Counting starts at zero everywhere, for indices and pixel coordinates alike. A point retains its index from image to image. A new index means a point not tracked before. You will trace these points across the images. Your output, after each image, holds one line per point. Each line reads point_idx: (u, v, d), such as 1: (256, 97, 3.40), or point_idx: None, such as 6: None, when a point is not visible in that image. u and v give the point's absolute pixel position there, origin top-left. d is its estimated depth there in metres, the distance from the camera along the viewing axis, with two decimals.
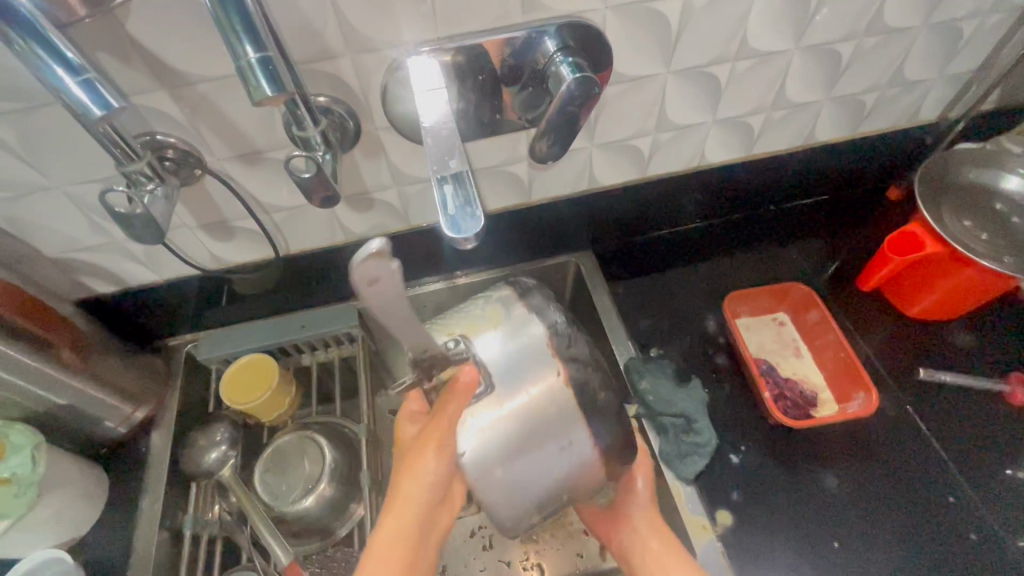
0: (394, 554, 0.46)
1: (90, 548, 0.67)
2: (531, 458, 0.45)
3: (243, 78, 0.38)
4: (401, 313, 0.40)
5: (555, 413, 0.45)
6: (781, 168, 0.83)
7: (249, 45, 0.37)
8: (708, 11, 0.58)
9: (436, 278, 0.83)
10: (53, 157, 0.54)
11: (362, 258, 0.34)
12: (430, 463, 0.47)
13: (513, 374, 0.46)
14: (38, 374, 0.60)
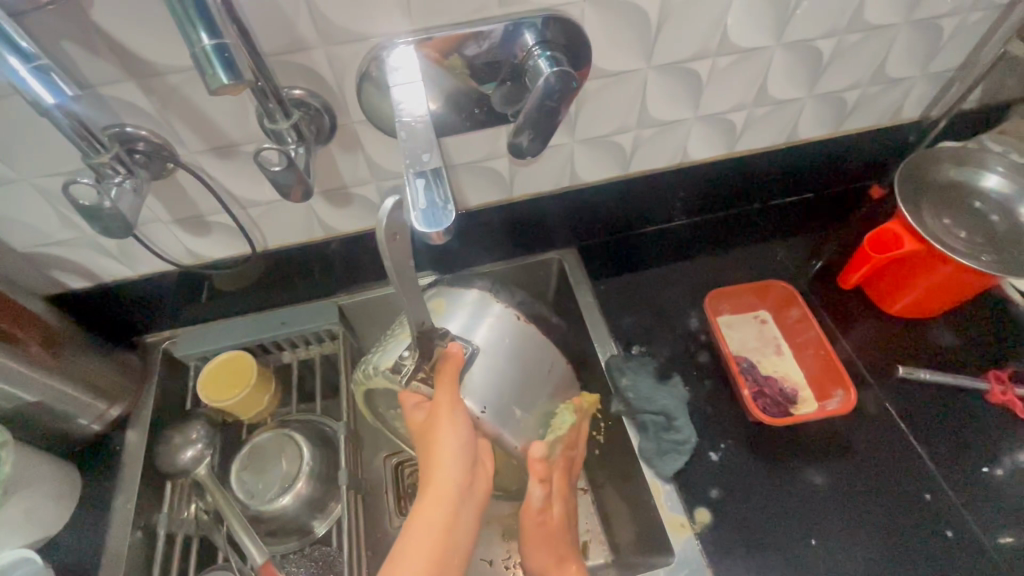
0: (435, 509, 0.49)
1: (61, 548, 0.66)
2: (527, 394, 0.59)
3: (197, 65, 0.37)
4: (408, 283, 0.46)
5: (530, 352, 0.59)
6: (765, 165, 0.83)
7: (203, 32, 0.36)
8: (687, 6, 0.57)
9: (421, 275, 0.82)
10: (20, 150, 0.53)
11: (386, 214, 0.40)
12: (459, 433, 0.51)
13: (489, 336, 0.58)
14: (4, 371, 0.58)
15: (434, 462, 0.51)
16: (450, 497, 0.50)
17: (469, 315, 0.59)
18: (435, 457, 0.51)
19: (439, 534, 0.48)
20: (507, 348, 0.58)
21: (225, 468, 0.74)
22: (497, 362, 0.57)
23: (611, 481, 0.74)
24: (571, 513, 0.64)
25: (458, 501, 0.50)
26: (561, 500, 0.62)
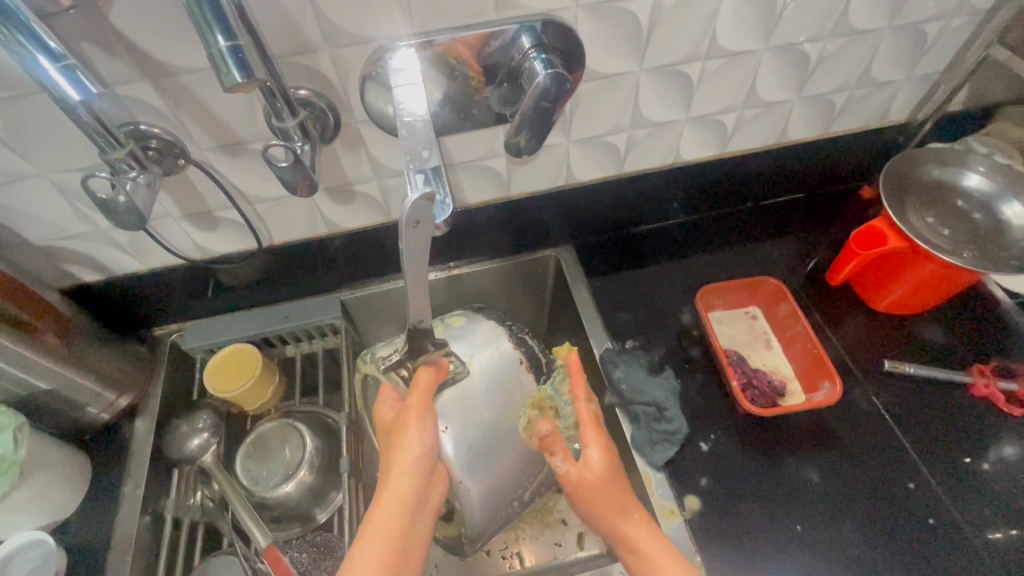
0: (393, 522, 0.50)
1: (72, 531, 0.68)
2: (498, 440, 0.59)
3: (213, 64, 0.40)
4: (418, 269, 0.46)
5: (519, 401, 0.61)
6: (757, 165, 0.85)
7: (220, 34, 0.39)
8: (678, 11, 0.60)
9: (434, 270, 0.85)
10: (39, 146, 0.55)
11: (415, 199, 0.41)
12: (413, 441, 0.53)
13: (487, 369, 0.61)
14: (22, 359, 0.61)
15: (389, 470, 0.52)
16: (405, 502, 0.51)
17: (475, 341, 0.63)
18: (391, 464, 0.52)
19: (395, 545, 0.49)
20: (494, 380, 0.61)
21: (230, 456, 0.77)
22: (479, 386, 0.60)
23: None
24: (619, 480, 0.57)
25: (414, 509, 0.51)
26: (606, 481, 0.57)
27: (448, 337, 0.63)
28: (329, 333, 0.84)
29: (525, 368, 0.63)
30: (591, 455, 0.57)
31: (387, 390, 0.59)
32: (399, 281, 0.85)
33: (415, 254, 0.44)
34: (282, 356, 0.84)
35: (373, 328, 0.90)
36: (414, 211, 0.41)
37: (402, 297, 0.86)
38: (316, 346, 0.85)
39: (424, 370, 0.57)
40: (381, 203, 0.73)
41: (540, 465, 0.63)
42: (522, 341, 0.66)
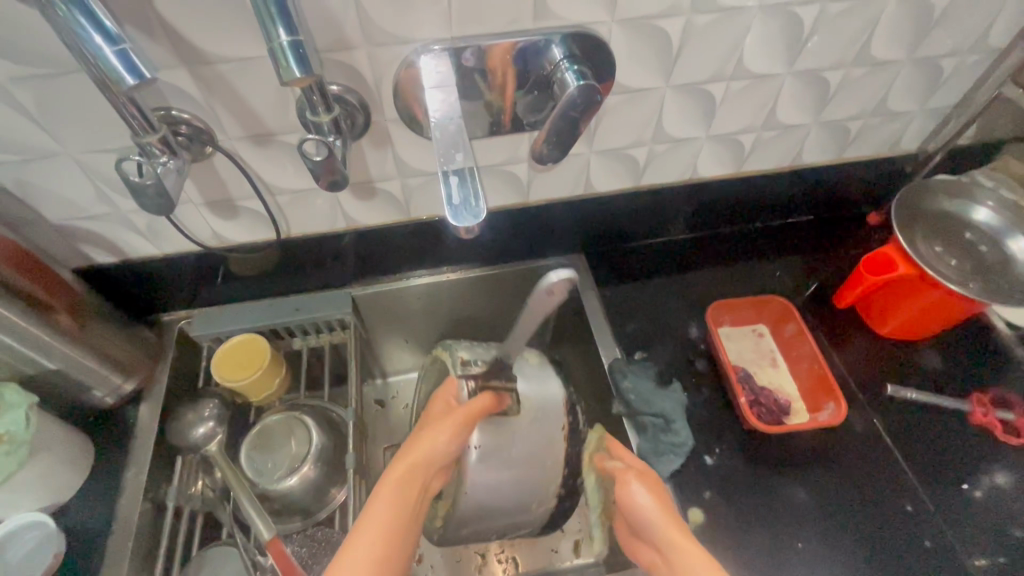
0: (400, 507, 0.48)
1: (70, 515, 0.67)
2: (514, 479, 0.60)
3: (271, 57, 0.40)
4: (533, 315, 0.54)
5: (549, 461, 0.62)
6: (770, 185, 0.86)
7: (282, 28, 0.39)
8: (708, 32, 0.61)
9: (424, 274, 0.87)
10: (68, 124, 0.55)
11: (558, 277, 0.48)
12: (441, 437, 0.53)
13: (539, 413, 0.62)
14: (34, 338, 0.61)
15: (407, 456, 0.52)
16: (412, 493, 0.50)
17: (539, 382, 0.64)
18: (408, 452, 0.52)
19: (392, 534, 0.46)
20: (537, 430, 0.61)
21: (233, 446, 0.76)
22: (523, 429, 0.61)
23: None
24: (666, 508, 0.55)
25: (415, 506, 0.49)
26: (661, 514, 0.53)
27: (523, 371, 0.64)
28: (337, 327, 0.84)
29: (563, 435, 0.63)
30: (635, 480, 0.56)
31: (452, 385, 0.60)
32: (410, 279, 0.86)
33: (532, 304, 0.52)
34: (289, 348, 0.85)
35: (380, 325, 0.90)
36: (550, 284, 0.49)
37: (406, 298, 0.87)
38: (323, 340, 0.85)
39: (486, 396, 0.57)
40: (401, 201, 0.74)
41: (524, 521, 0.64)
42: (574, 413, 0.65)
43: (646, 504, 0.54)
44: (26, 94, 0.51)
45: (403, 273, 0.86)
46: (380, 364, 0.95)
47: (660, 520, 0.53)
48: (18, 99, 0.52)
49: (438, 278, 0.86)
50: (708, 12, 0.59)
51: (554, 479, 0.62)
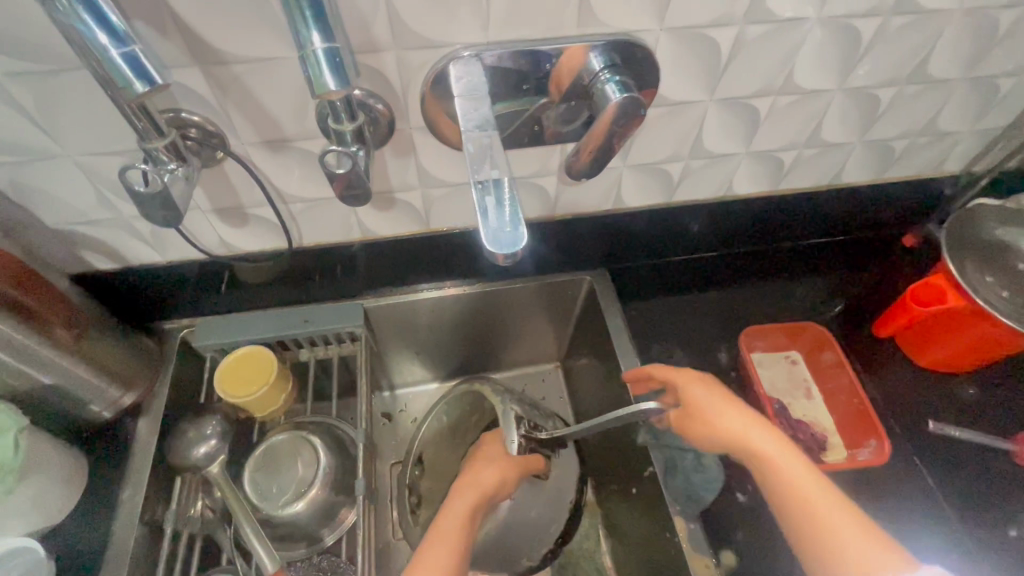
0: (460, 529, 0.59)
1: (60, 539, 0.63)
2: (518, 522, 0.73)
3: (304, 67, 0.38)
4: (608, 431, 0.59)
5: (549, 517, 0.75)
6: (806, 205, 0.82)
7: (317, 33, 0.37)
8: (760, 43, 0.57)
9: (430, 286, 0.82)
10: (69, 124, 0.51)
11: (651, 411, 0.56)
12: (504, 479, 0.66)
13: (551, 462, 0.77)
14: (30, 352, 0.57)
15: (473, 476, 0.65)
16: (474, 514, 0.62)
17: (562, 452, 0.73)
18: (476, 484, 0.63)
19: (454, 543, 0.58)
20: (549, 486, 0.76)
21: (236, 464, 0.72)
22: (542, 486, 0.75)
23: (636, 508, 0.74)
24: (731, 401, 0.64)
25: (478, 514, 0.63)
26: (729, 405, 0.62)
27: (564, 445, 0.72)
28: (346, 340, 0.80)
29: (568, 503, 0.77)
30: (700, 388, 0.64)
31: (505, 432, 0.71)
32: (422, 292, 0.82)
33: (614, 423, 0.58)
34: (295, 360, 0.80)
35: (391, 339, 0.86)
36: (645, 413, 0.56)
37: (415, 311, 0.83)
38: (332, 352, 0.81)
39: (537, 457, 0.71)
40: (422, 212, 0.70)
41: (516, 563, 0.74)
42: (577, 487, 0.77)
43: (719, 403, 0.62)
44: (23, 91, 0.47)
45: (410, 285, 0.82)
46: (389, 377, 0.91)
47: (731, 410, 0.62)
48: (14, 96, 0.47)
49: (443, 292, 0.82)
50: (763, 23, 0.55)
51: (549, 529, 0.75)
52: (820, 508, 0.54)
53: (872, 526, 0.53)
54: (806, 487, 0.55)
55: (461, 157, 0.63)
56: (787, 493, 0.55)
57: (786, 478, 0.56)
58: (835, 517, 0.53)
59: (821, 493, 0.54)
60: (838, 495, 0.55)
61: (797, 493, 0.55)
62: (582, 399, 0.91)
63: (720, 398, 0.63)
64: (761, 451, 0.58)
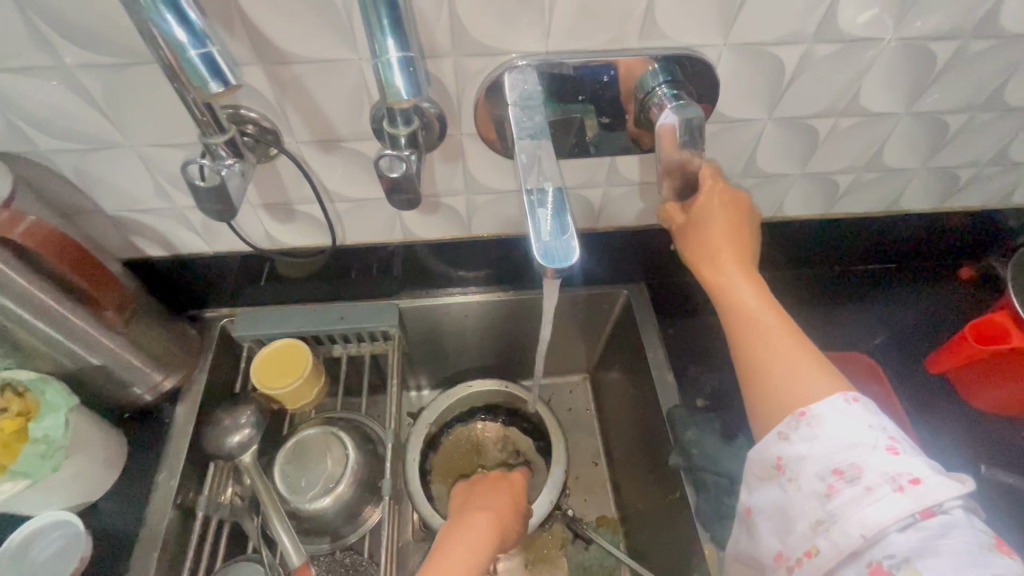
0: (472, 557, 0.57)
1: (97, 517, 0.64)
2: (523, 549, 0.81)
3: (375, 71, 0.38)
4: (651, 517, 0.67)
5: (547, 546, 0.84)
6: (858, 229, 0.78)
7: (393, 41, 0.38)
8: (827, 63, 0.55)
9: (457, 291, 0.83)
10: (133, 116, 0.52)
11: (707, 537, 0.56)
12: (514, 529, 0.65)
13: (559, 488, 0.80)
14: (82, 334, 0.58)
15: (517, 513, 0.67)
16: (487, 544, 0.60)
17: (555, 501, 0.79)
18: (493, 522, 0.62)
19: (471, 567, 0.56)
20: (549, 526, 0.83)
21: (266, 455, 0.73)
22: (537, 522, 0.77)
23: (663, 534, 0.74)
24: (732, 225, 0.55)
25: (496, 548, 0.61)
26: (728, 230, 0.55)
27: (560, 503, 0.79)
28: (380, 338, 0.80)
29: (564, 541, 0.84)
30: (714, 201, 0.56)
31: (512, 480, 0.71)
32: (452, 294, 0.82)
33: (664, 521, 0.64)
34: (329, 355, 0.81)
35: (422, 339, 0.86)
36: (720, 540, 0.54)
37: (444, 313, 0.83)
38: (365, 350, 0.81)
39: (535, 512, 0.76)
40: (464, 218, 0.70)
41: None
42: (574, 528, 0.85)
43: (719, 221, 0.55)
44: (95, 82, 0.49)
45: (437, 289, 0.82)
46: (416, 377, 0.92)
47: (718, 234, 0.55)
48: (87, 88, 0.49)
49: (467, 298, 0.82)
50: (832, 42, 0.53)
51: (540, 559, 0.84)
52: (762, 329, 0.49)
53: (819, 360, 0.47)
54: (756, 311, 0.50)
55: (508, 165, 0.62)
56: (738, 307, 0.51)
57: (738, 295, 0.52)
58: (779, 342, 0.48)
59: (768, 315, 0.50)
60: (791, 328, 0.49)
61: (746, 308, 0.51)
62: (609, 413, 0.90)
63: (715, 214, 0.55)
64: (720, 277, 0.54)
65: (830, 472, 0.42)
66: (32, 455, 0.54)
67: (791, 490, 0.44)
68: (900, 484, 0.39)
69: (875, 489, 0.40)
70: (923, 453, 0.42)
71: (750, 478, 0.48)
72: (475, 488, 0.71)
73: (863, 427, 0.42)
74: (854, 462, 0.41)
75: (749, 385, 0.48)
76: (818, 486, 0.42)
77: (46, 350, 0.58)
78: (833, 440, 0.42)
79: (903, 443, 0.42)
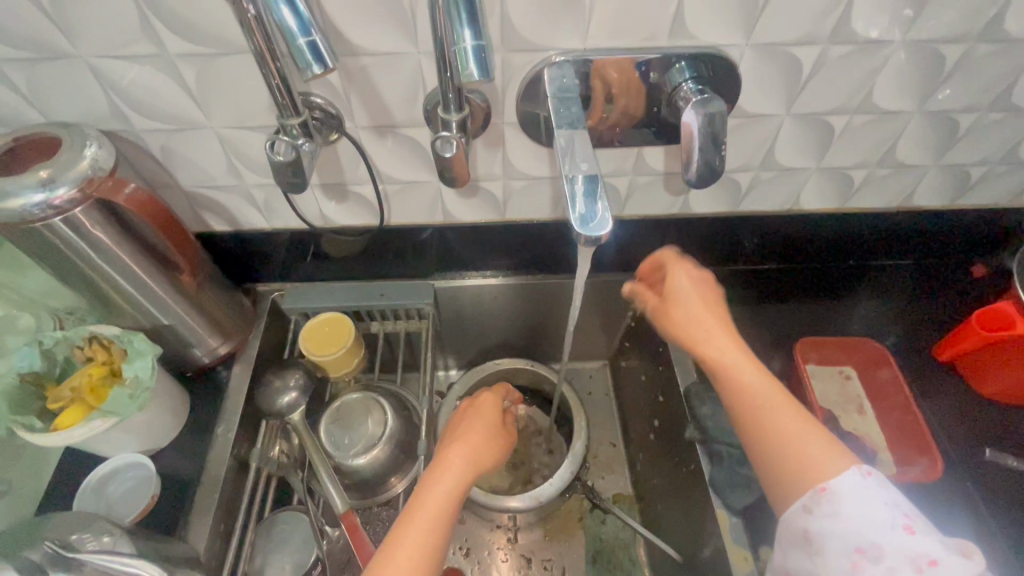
0: (443, 494, 0.60)
1: (163, 462, 0.71)
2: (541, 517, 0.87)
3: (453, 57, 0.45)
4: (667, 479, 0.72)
5: (564, 516, 0.90)
6: (871, 225, 0.82)
7: (468, 31, 0.43)
8: (842, 63, 0.59)
9: (476, 275, 0.88)
10: (217, 101, 0.59)
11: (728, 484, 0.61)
12: (489, 455, 0.68)
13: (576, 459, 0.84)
14: (159, 297, 0.65)
15: (500, 439, 0.72)
16: (459, 479, 0.63)
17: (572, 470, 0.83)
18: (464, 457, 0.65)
19: (444, 505, 0.60)
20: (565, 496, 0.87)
21: (311, 417, 0.79)
22: (551, 487, 0.80)
23: (675, 503, 0.79)
24: (711, 302, 0.56)
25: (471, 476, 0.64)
26: (704, 307, 0.55)
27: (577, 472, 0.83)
28: (414, 316, 0.86)
29: (579, 511, 0.90)
30: (680, 286, 0.57)
31: (486, 404, 0.75)
32: (468, 278, 0.88)
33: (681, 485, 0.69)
34: (367, 330, 0.87)
35: (451, 319, 0.92)
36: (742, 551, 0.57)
37: (472, 295, 0.89)
38: (399, 326, 0.87)
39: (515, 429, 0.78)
40: (500, 202, 0.75)
41: (529, 546, 0.88)
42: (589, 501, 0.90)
43: (692, 299, 0.56)
44: (189, 70, 0.56)
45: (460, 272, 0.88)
46: (445, 356, 0.98)
47: (700, 309, 0.55)
48: (182, 74, 0.56)
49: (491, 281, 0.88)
50: (847, 43, 0.58)
51: (559, 528, 0.89)
52: (769, 413, 0.49)
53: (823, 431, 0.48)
54: (752, 393, 0.50)
55: (544, 152, 0.68)
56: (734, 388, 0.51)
57: (737, 372, 0.51)
58: (788, 423, 0.48)
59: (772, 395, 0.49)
60: (789, 398, 0.50)
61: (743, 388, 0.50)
62: (626, 396, 0.95)
63: (690, 299, 0.56)
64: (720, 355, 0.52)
65: (853, 550, 0.44)
66: (121, 395, 0.61)
67: (818, 562, 0.46)
68: (920, 565, 0.42)
69: (896, 569, 0.42)
70: (935, 526, 0.45)
71: (779, 541, 0.50)
72: (452, 424, 0.73)
73: (881, 506, 0.44)
74: (875, 541, 0.43)
75: (771, 473, 0.48)
76: (844, 563, 0.44)
77: (126, 307, 0.65)
78: (857, 522, 0.44)
79: (918, 520, 0.44)
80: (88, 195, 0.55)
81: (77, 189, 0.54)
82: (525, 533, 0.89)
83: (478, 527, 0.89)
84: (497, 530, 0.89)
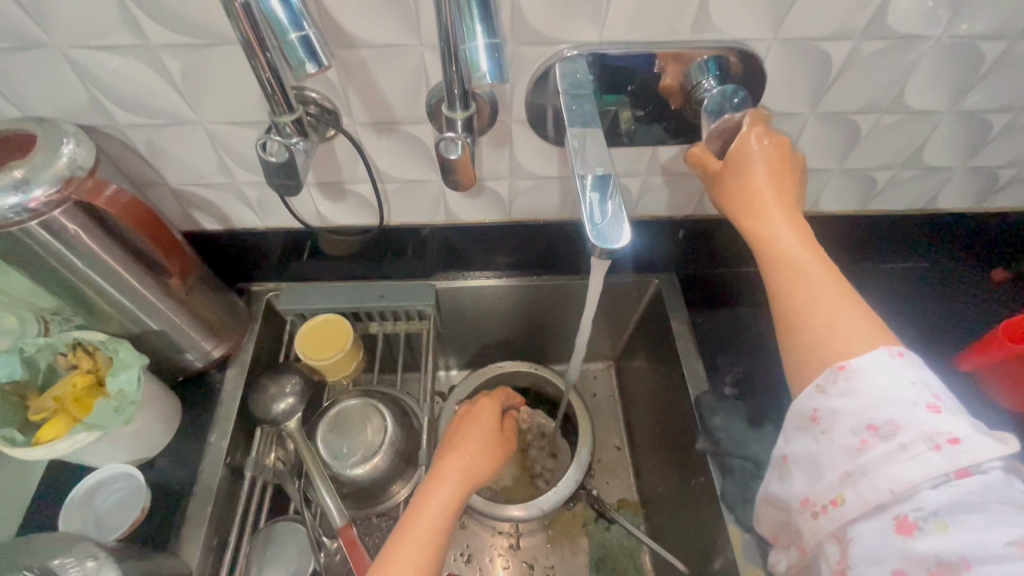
0: (436, 507, 0.58)
1: (154, 472, 0.68)
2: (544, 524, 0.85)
3: (463, 56, 0.41)
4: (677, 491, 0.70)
5: (567, 523, 0.88)
6: (892, 227, 0.79)
7: (482, 28, 0.40)
8: (874, 61, 0.56)
9: (482, 274, 0.85)
10: (206, 95, 0.55)
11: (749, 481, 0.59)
12: (486, 463, 0.66)
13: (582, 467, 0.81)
14: (147, 301, 0.62)
15: (498, 445, 0.69)
16: (454, 491, 0.60)
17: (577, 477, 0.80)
18: (459, 466, 0.63)
19: (438, 519, 0.57)
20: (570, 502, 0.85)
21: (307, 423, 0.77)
22: (556, 496, 0.78)
23: (682, 513, 0.77)
24: (778, 172, 0.49)
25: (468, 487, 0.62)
26: (770, 176, 0.49)
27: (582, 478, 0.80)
28: (415, 317, 0.83)
29: (583, 518, 0.88)
30: (750, 141, 0.50)
31: (484, 411, 0.72)
32: (471, 278, 0.84)
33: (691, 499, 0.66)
34: (366, 331, 0.84)
35: (452, 319, 0.89)
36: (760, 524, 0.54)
37: (475, 296, 0.86)
38: (400, 328, 0.84)
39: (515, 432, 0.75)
40: (506, 201, 0.72)
41: (532, 552, 0.86)
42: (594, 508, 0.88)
43: (759, 165, 0.49)
44: (174, 62, 0.52)
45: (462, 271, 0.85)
46: (446, 357, 0.95)
47: (764, 174, 0.49)
48: (167, 67, 0.52)
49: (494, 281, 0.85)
50: (880, 39, 0.54)
51: (563, 535, 0.87)
52: (802, 279, 0.45)
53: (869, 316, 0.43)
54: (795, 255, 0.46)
55: (553, 151, 0.64)
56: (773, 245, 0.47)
57: (778, 244, 0.47)
58: (821, 296, 0.44)
59: (811, 269, 0.45)
60: (835, 274, 0.45)
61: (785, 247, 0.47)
62: (632, 400, 0.93)
63: (757, 164, 0.49)
64: (763, 228, 0.48)
65: (865, 428, 0.40)
66: (106, 409, 0.58)
67: (825, 443, 0.42)
68: (937, 443, 0.37)
69: (910, 447, 0.37)
70: (967, 410, 0.39)
71: (787, 427, 0.46)
72: (450, 431, 0.71)
73: (904, 383, 0.39)
74: (891, 418, 0.39)
75: (786, 333, 0.45)
76: (851, 440, 0.40)
77: (112, 313, 0.62)
78: (871, 397, 0.40)
79: (946, 402, 0.39)
80: (67, 197, 0.51)
81: (54, 190, 0.50)
82: (528, 539, 0.87)
83: (480, 532, 0.87)
84: (499, 537, 0.87)
